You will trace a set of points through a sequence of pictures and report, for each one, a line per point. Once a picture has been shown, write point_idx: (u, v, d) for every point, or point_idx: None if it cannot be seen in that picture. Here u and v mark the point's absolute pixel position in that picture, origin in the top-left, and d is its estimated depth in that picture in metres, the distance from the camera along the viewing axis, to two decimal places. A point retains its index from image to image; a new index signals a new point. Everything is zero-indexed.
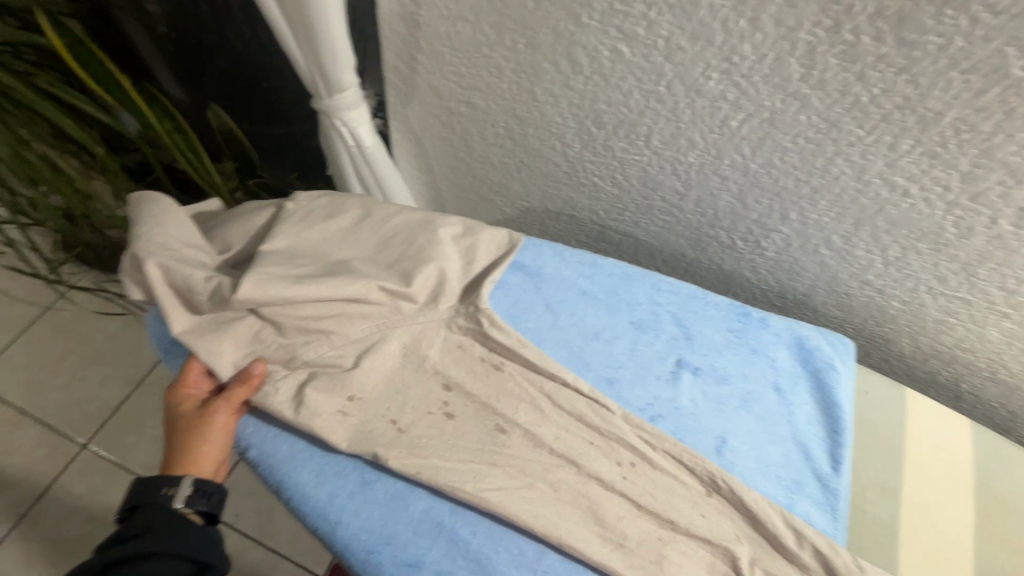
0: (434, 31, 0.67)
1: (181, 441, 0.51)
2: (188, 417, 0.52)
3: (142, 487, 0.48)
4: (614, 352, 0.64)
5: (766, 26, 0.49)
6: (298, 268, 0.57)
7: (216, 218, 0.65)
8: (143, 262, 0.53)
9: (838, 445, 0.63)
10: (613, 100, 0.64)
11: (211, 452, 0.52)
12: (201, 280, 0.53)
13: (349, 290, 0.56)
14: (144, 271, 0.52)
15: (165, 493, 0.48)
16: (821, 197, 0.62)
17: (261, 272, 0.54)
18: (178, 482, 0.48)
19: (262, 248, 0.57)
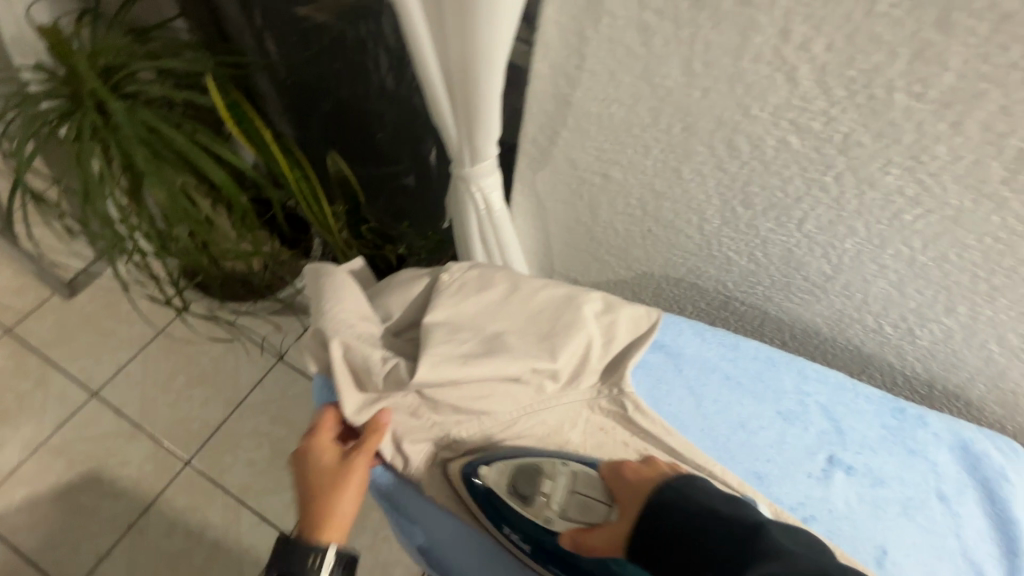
0: (584, 110, 0.69)
1: (316, 493, 0.55)
2: (327, 472, 0.55)
3: (289, 552, 0.53)
4: (761, 445, 0.62)
5: (970, 130, 0.47)
6: (461, 345, 0.59)
7: (370, 285, 0.69)
8: (329, 340, 0.57)
9: (1015, 567, 0.59)
10: (770, 184, 0.63)
11: (343, 505, 0.55)
12: (378, 362, 0.56)
13: (508, 369, 0.59)
14: (329, 349, 0.56)
15: (314, 562, 0.53)
16: (1002, 295, 0.58)
17: (435, 349, 0.58)
18: (323, 552, 0.53)
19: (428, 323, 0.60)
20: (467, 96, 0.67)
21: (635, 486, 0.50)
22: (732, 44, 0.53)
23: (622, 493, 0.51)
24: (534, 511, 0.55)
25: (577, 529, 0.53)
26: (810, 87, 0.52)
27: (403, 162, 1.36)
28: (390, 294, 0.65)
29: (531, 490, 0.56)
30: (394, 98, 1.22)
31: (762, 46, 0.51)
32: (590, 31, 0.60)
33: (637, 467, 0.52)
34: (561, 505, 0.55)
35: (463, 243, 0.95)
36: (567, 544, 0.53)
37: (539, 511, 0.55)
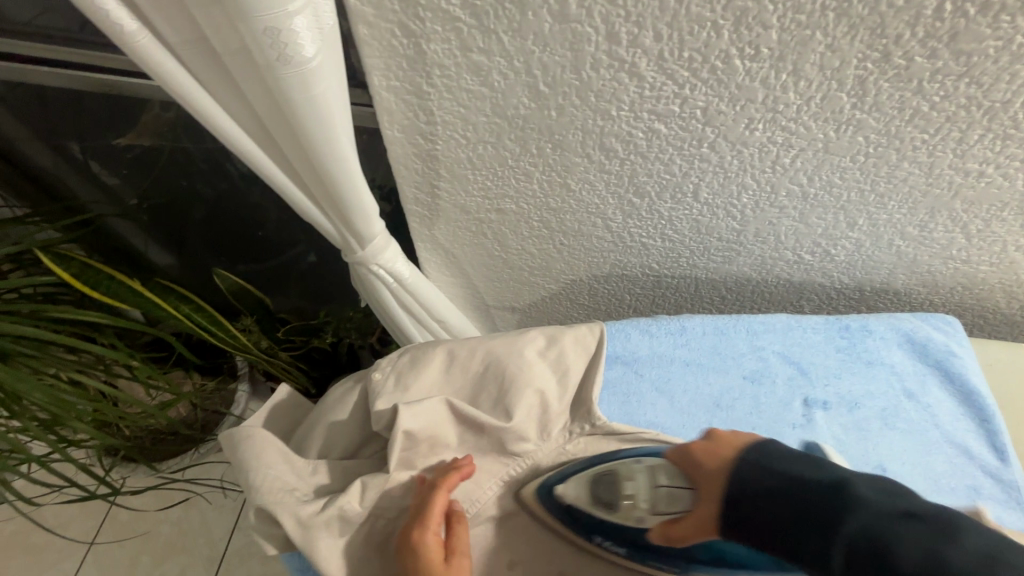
0: (452, 159, 0.66)
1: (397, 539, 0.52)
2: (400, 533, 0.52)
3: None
4: (740, 416, 0.63)
5: (809, 73, 0.48)
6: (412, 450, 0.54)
7: (292, 440, 0.60)
8: (263, 514, 0.50)
9: (993, 433, 0.61)
10: (654, 171, 0.63)
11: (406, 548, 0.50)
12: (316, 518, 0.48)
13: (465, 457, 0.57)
14: (262, 524, 0.51)
15: None
16: (890, 198, 0.61)
17: (404, 437, 0.53)
18: None
19: (398, 408, 0.53)
20: (326, 188, 0.60)
21: (727, 450, 0.44)
22: (567, 60, 0.51)
23: (701, 481, 0.45)
24: (622, 515, 0.54)
25: (666, 520, 0.49)
26: (655, 77, 0.51)
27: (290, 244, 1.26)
28: (321, 421, 0.58)
29: (611, 494, 0.55)
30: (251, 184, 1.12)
31: (595, 53, 0.50)
32: (425, 86, 0.56)
33: (704, 444, 0.47)
34: (655, 503, 0.52)
35: (388, 319, 0.90)
36: (658, 535, 0.50)
37: (626, 515, 0.54)
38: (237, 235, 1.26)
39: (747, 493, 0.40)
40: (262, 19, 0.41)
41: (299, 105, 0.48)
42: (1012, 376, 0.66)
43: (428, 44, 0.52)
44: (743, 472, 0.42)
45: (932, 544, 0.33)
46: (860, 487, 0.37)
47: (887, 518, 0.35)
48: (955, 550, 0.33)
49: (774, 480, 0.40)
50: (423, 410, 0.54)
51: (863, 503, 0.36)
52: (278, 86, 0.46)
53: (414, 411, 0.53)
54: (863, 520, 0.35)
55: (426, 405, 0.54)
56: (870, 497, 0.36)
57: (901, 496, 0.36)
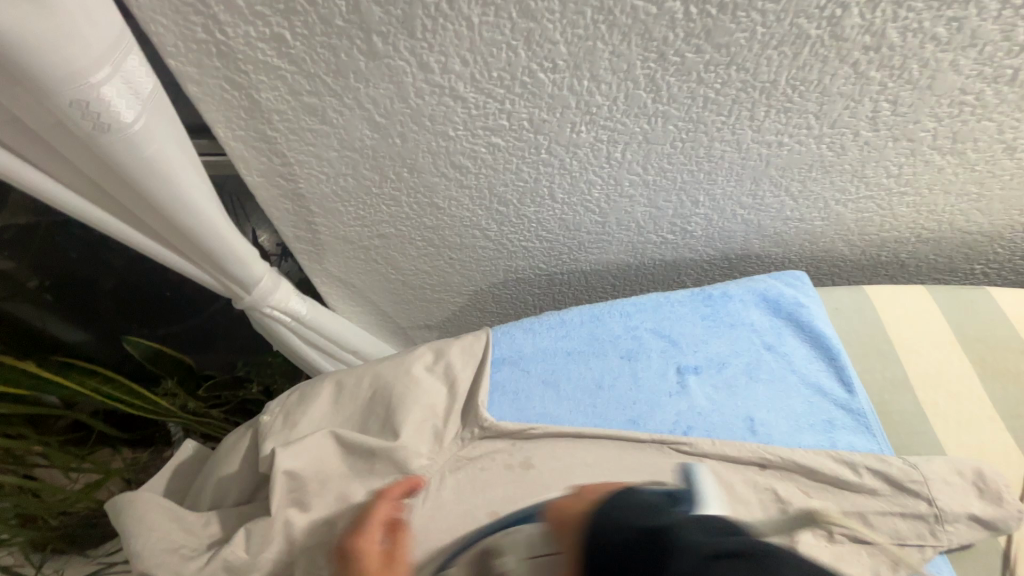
0: (319, 195, 0.69)
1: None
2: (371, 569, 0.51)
3: None
4: (621, 393, 0.67)
5: (606, 77, 0.54)
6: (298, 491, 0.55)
7: (191, 493, 0.61)
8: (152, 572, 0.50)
9: (842, 369, 0.68)
10: (508, 180, 0.67)
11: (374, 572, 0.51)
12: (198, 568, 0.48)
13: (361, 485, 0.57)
14: None
15: None
16: (718, 174, 0.68)
17: (285, 476, 0.54)
18: None
19: (276, 450, 0.55)
20: (190, 241, 0.61)
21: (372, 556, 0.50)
22: (392, 91, 0.55)
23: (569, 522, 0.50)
24: None
25: None
26: (476, 97, 0.56)
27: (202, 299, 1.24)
28: (214, 473, 0.59)
29: None
30: None
31: (415, 83, 0.54)
32: (269, 131, 0.59)
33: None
34: None
35: (298, 357, 0.91)
36: None
37: None
38: (143, 298, 1.23)
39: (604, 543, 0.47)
40: (66, 96, 0.42)
41: (133, 168, 0.50)
42: (854, 318, 0.74)
43: (259, 94, 0.54)
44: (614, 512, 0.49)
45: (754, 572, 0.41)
46: (687, 532, 0.46)
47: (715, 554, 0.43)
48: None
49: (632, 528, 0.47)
50: (303, 448, 0.56)
51: (697, 543, 0.44)
52: (104, 153, 0.48)
53: (294, 450, 0.56)
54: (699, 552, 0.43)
55: (307, 443, 0.57)
56: (692, 539, 0.45)
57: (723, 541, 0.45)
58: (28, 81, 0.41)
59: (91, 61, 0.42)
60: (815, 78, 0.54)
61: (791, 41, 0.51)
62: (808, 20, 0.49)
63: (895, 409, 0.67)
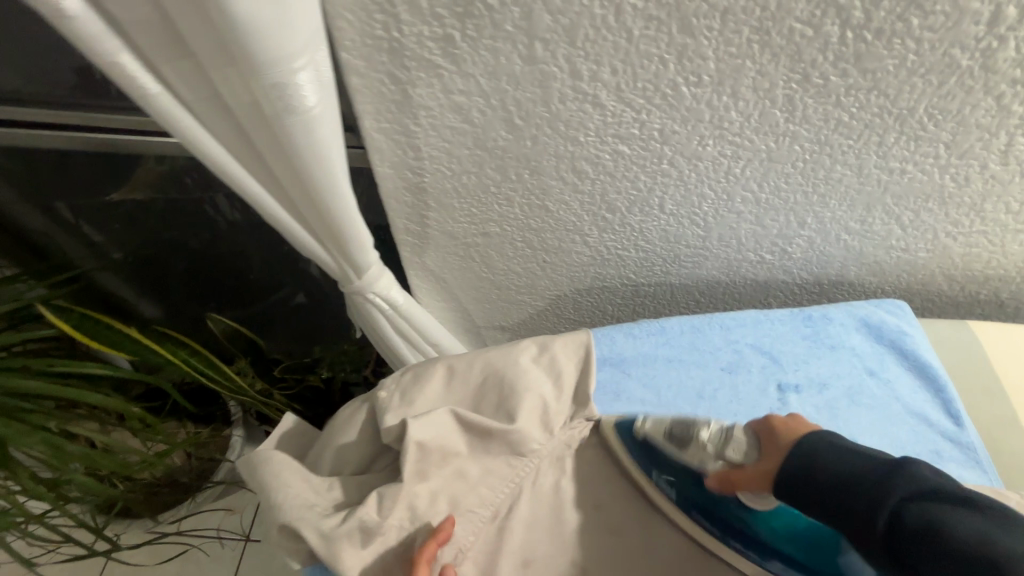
0: (439, 190, 0.72)
1: None
2: None
3: None
4: (722, 404, 0.68)
5: (746, 94, 0.56)
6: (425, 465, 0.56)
7: (305, 459, 0.63)
8: (284, 528, 0.53)
9: (947, 401, 0.68)
10: (623, 189, 0.70)
11: None
12: (336, 524, 0.51)
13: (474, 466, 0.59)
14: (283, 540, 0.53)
15: None
16: (831, 198, 0.69)
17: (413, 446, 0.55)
18: None
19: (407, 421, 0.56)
20: (325, 223, 0.65)
21: None
22: (537, 95, 0.58)
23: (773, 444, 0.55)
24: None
25: None
26: (615, 106, 0.59)
27: (284, 286, 1.26)
28: (332, 442, 0.62)
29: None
30: (249, 227, 1.14)
31: (561, 89, 0.57)
32: (412, 125, 0.63)
33: None
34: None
35: (384, 345, 0.94)
36: None
37: None
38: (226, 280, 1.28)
39: (819, 474, 0.48)
40: (271, 77, 0.47)
41: (304, 148, 0.54)
42: (956, 351, 0.74)
43: (414, 90, 0.58)
44: (800, 450, 0.50)
45: (972, 521, 0.39)
46: (912, 468, 0.44)
47: (923, 499, 0.41)
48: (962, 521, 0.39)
49: (848, 463, 0.46)
50: (430, 420, 0.57)
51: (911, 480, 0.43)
52: (283, 134, 0.52)
53: (422, 422, 0.56)
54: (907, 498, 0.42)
55: (432, 417, 0.57)
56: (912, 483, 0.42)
57: (945, 482, 0.42)
58: (248, 62, 0.45)
59: (297, 47, 0.46)
60: (956, 107, 0.56)
61: (940, 69, 0.52)
62: (961, 51, 0.50)
63: (1002, 445, 0.66)
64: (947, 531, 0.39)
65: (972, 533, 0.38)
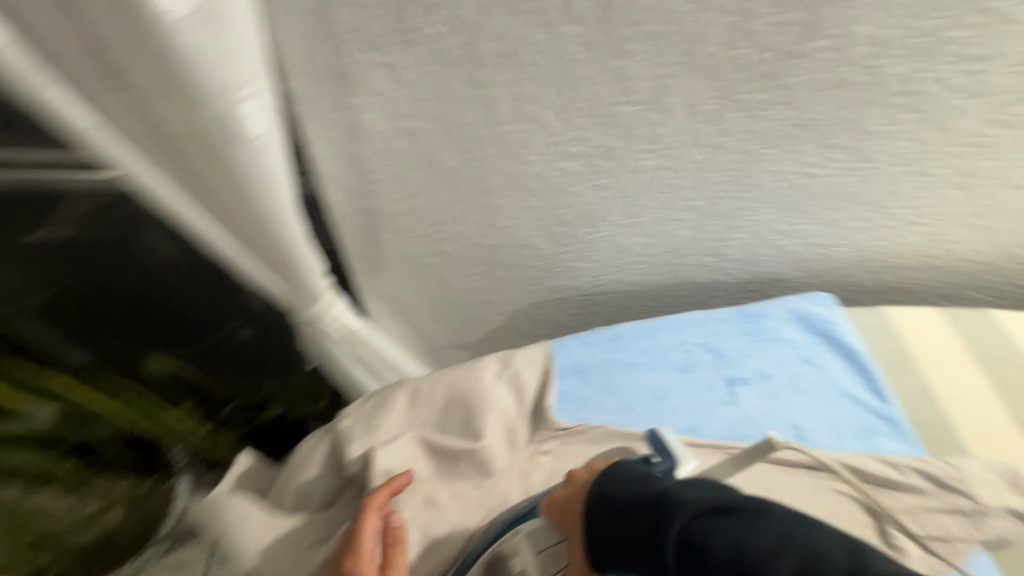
0: (391, 213, 0.73)
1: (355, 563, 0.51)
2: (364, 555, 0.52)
3: None
4: (677, 401, 0.71)
5: (676, 111, 0.61)
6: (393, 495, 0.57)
7: (266, 498, 0.61)
8: None
9: (875, 381, 0.74)
10: (570, 203, 0.73)
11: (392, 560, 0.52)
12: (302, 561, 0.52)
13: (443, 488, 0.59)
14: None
15: None
16: (758, 202, 0.75)
17: (381, 472, 0.57)
18: None
19: (373, 450, 0.58)
20: (278, 256, 0.64)
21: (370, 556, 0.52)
22: (484, 117, 0.60)
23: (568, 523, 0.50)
24: None
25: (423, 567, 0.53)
26: (558, 125, 0.62)
27: (233, 319, 1.11)
28: (293, 478, 0.61)
29: None
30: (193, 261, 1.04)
31: (506, 111, 0.60)
32: (361, 150, 0.63)
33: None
34: None
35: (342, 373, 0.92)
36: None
37: None
38: None
39: (612, 521, 0.45)
40: (214, 108, 0.46)
41: (251, 178, 0.53)
42: (877, 336, 0.82)
43: (361, 115, 0.59)
44: (592, 497, 0.48)
45: (733, 533, 0.38)
46: (677, 488, 0.42)
47: (699, 515, 0.40)
48: (754, 532, 0.38)
49: (629, 507, 0.44)
50: (395, 448, 0.59)
51: (682, 500, 0.41)
52: (232, 167, 0.51)
53: (388, 449, 0.59)
54: (682, 518, 0.40)
55: (397, 445, 0.59)
56: (686, 499, 0.41)
57: (714, 493, 0.41)
58: (189, 94, 0.45)
59: (240, 78, 0.46)
60: (854, 117, 0.63)
61: (838, 85, 0.59)
62: (854, 68, 0.57)
63: (922, 417, 0.74)
64: (710, 546, 0.38)
65: (732, 540, 0.37)
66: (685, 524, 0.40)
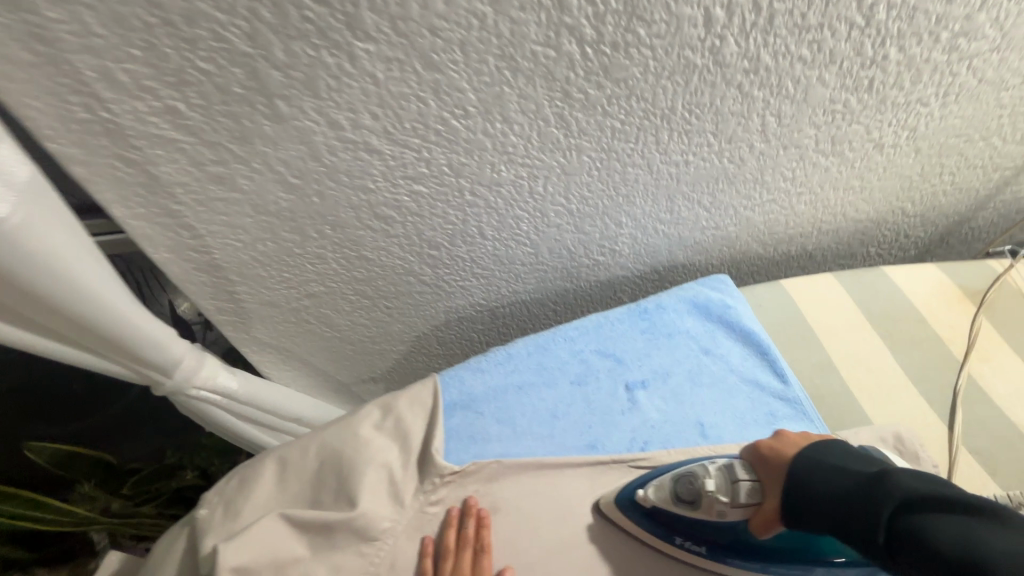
0: (237, 263, 0.65)
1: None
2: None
3: None
4: (576, 418, 0.67)
5: (517, 118, 0.56)
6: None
7: None
8: None
9: (773, 362, 0.73)
10: (436, 225, 0.67)
11: None
12: None
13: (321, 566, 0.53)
14: None
15: None
16: (634, 197, 0.71)
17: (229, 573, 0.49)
18: None
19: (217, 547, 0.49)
20: (96, 335, 0.56)
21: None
22: (304, 152, 0.53)
23: (768, 471, 0.53)
24: None
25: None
26: (391, 149, 0.56)
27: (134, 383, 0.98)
28: None
29: None
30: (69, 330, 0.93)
31: (326, 142, 0.53)
32: (173, 206, 0.55)
33: None
34: None
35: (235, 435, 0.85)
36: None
37: None
38: None
39: (799, 501, 0.49)
40: None
41: (17, 266, 0.45)
42: (775, 311, 0.80)
43: (157, 168, 0.51)
44: (800, 466, 0.50)
45: (961, 528, 0.39)
46: (901, 474, 0.44)
47: (916, 507, 0.41)
48: (988, 535, 0.38)
49: (838, 479, 0.47)
50: (249, 539, 0.51)
51: (900, 487, 0.43)
52: None
53: (239, 543, 0.50)
54: (901, 503, 0.42)
55: (252, 532, 0.51)
56: (908, 484, 0.43)
57: (933, 484, 0.43)
58: None
59: None
60: (709, 100, 0.59)
61: (681, 70, 0.55)
62: (692, 52, 0.53)
63: (824, 390, 0.73)
64: (932, 533, 0.39)
65: (962, 533, 0.39)
66: (916, 514, 0.41)
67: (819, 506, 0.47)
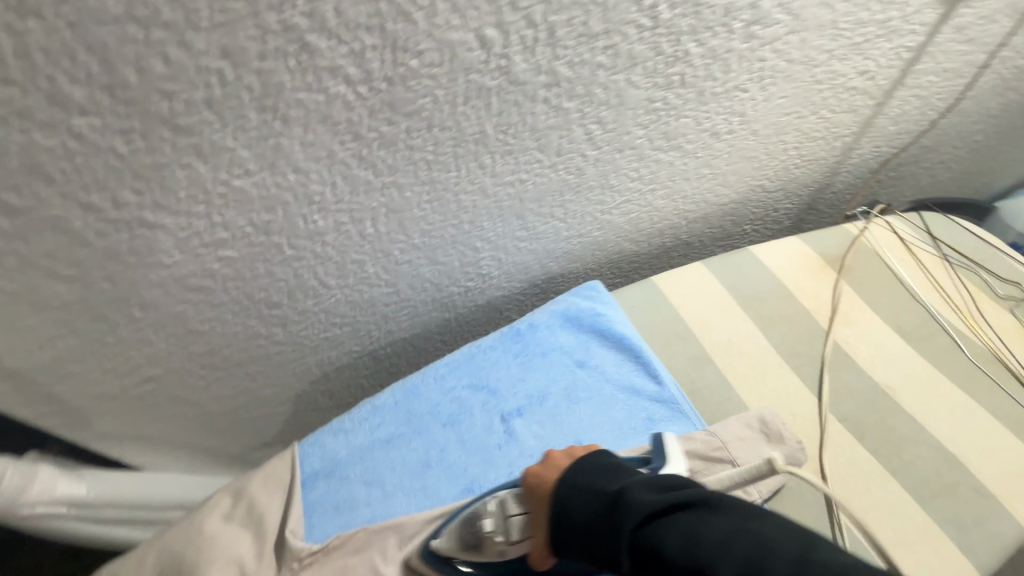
0: (41, 364, 0.58)
1: None
2: None
3: None
4: (450, 462, 0.64)
5: (310, 167, 0.52)
6: None
7: None
8: None
9: (647, 364, 0.72)
10: (267, 285, 0.62)
11: None
12: None
13: None
14: None
15: None
16: (481, 221, 0.69)
17: None
18: None
19: None
20: None
21: None
22: (66, 239, 0.48)
23: (539, 502, 0.51)
24: None
25: None
26: (174, 220, 0.50)
27: None
28: None
29: None
30: None
31: (89, 225, 0.47)
32: None
33: None
34: None
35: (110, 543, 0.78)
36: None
37: None
38: None
39: (560, 522, 0.47)
40: None
41: None
42: (648, 310, 0.80)
43: None
44: (558, 495, 0.48)
45: (690, 523, 0.40)
46: (635, 486, 0.44)
47: (652, 515, 0.41)
48: (708, 522, 0.40)
49: (587, 501, 0.46)
50: None
51: (636, 500, 0.42)
52: None
53: None
54: (640, 517, 0.41)
55: None
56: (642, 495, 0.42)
57: (670, 484, 0.44)
58: None
59: None
60: (519, 118, 0.57)
61: (475, 95, 0.53)
62: (479, 76, 0.51)
63: (700, 384, 0.73)
64: (665, 546, 0.39)
65: (688, 532, 0.39)
66: (648, 523, 0.41)
67: (575, 537, 0.45)
